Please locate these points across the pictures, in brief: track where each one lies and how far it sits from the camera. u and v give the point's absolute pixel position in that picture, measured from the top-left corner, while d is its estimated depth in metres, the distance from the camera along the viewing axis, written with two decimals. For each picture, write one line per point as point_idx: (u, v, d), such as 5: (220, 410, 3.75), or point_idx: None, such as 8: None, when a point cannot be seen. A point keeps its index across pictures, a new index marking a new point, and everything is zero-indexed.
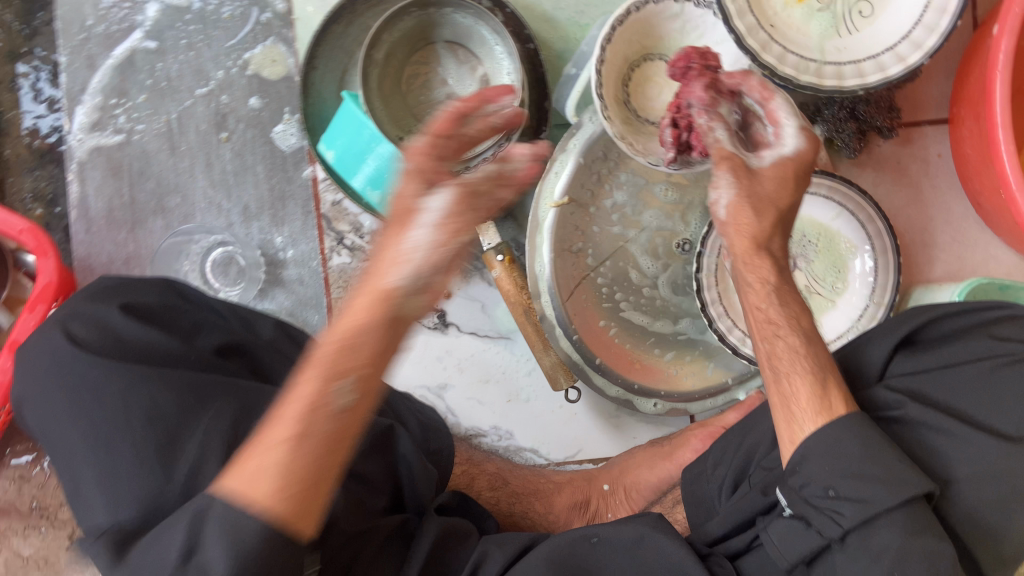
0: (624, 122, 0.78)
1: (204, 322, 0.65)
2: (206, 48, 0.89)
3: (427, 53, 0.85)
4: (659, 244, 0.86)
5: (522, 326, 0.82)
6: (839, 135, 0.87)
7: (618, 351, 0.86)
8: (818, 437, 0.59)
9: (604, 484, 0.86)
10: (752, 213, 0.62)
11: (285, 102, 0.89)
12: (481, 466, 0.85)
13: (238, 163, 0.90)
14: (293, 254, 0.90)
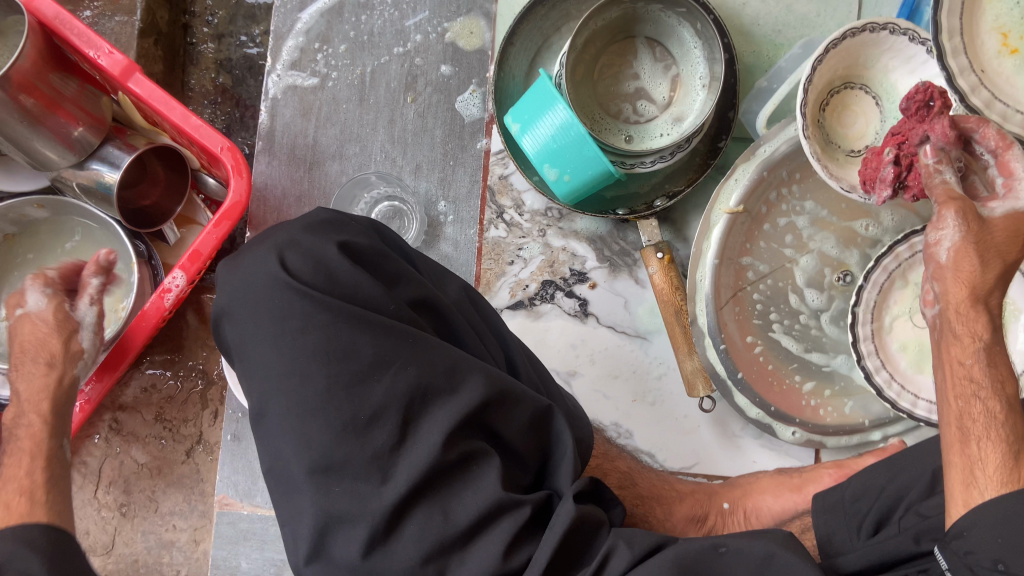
0: (818, 143, 0.78)
1: (405, 273, 0.65)
2: (411, 11, 0.93)
3: (624, 46, 0.87)
4: (822, 272, 0.86)
5: (670, 326, 0.84)
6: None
7: (760, 369, 0.86)
8: (997, 505, 0.54)
9: (724, 502, 0.84)
10: (971, 263, 0.61)
11: (474, 73, 0.92)
12: (613, 462, 0.80)
13: (419, 124, 0.93)
14: (452, 219, 0.93)
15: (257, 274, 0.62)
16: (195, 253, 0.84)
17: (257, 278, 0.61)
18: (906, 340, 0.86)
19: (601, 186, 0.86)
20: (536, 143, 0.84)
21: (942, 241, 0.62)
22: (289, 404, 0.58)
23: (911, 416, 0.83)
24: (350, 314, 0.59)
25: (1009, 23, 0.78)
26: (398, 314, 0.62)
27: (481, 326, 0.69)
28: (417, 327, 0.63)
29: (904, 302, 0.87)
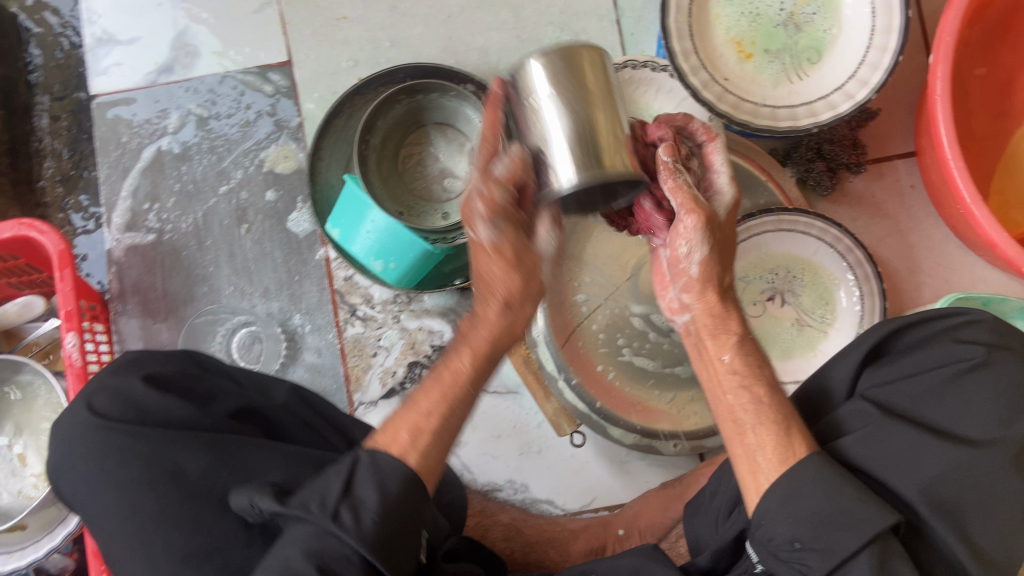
0: None
1: (220, 389, 0.69)
2: (226, 152, 1.00)
3: (419, 137, 0.95)
4: (650, 288, 0.90)
5: (523, 374, 0.90)
6: (810, 172, 0.92)
7: (618, 395, 0.89)
8: (778, 490, 0.55)
9: (619, 528, 0.87)
10: (492, 279, 0.62)
11: (298, 192, 0.99)
12: (495, 516, 0.88)
13: (258, 250, 0.99)
14: (310, 329, 0.98)
15: (74, 428, 0.65)
16: (67, 356, 0.86)
17: (75, 432, 0.65)
18: None
19: (429, 265, 0.90)
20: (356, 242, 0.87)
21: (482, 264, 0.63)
22: (128, 538, 0.61)
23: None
24: (164, 437, 0.63)
25: (739, 33, 0.87)
26: (217, 426, 0.66)
27: (314, 419, 0.74)
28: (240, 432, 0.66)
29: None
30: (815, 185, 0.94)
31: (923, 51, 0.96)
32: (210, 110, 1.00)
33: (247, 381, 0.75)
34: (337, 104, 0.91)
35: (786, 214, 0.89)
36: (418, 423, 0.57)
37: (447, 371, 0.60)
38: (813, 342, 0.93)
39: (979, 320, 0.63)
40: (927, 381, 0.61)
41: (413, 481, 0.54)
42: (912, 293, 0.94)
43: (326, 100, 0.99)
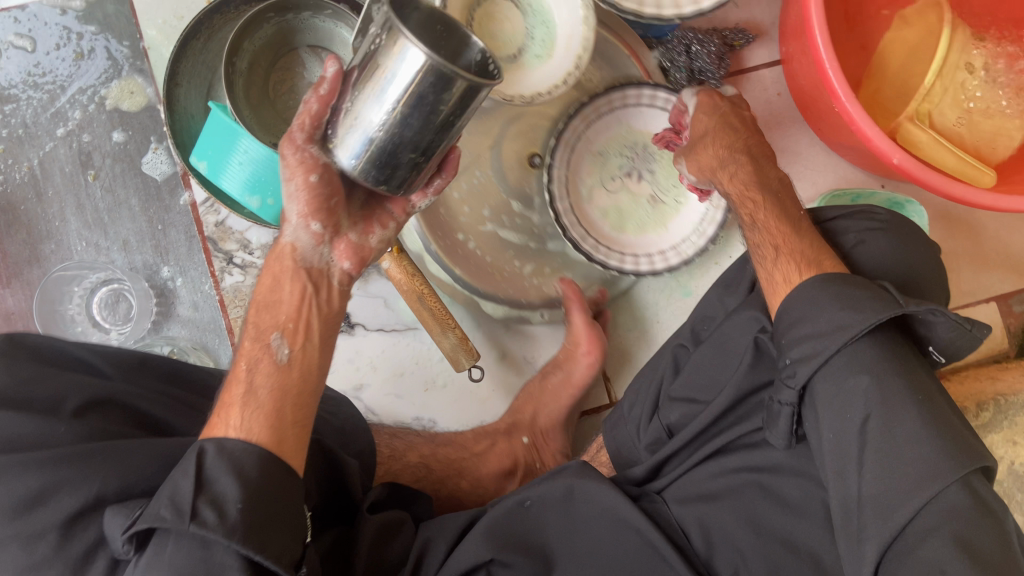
0: None
1: (64, 384, 0.58)
2: (60, 90, 0.87)
3: (292, 60, 0.87)
4: (512, 155, 0.91)
5: (417, 311, 0.84)
6: (674, 66, 0.91)
7: (481, 264, 0.90)
8: (801, 294, 0.62)
9: (525, 436, 0.90)
10: (272, 279, 0.61)
11: (150, 131, 0.89)
12: (405, 456, 0.86)
13: (110, 199, 0.88)
14: (181, 281, 0.89)
15: None
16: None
17: None
18: (605, 206, 0.91)
19: None
20: (227, 173, 0.79)
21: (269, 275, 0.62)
22: None
23: (619, 271, 0.86)
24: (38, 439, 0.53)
25: None
26: (74, 434, 0.55)
27: (172, 397, 0.67)
28: (110, 431, 0.57)
29: (592, 173, 0.91)
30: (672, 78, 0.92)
31: None
32: (34, 41, 0.87)
33: (110, 369, 0.64)
34: (195, 23, 0.81)
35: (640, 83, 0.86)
36: (226, 401, 0.56)
37: (238, 365, 0.58)
38: (665, 219, 0.92)
39: (869, 212, 0.73)
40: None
41: (268, 456, 0.53)
42: None
43: (174, 26, 0.88)
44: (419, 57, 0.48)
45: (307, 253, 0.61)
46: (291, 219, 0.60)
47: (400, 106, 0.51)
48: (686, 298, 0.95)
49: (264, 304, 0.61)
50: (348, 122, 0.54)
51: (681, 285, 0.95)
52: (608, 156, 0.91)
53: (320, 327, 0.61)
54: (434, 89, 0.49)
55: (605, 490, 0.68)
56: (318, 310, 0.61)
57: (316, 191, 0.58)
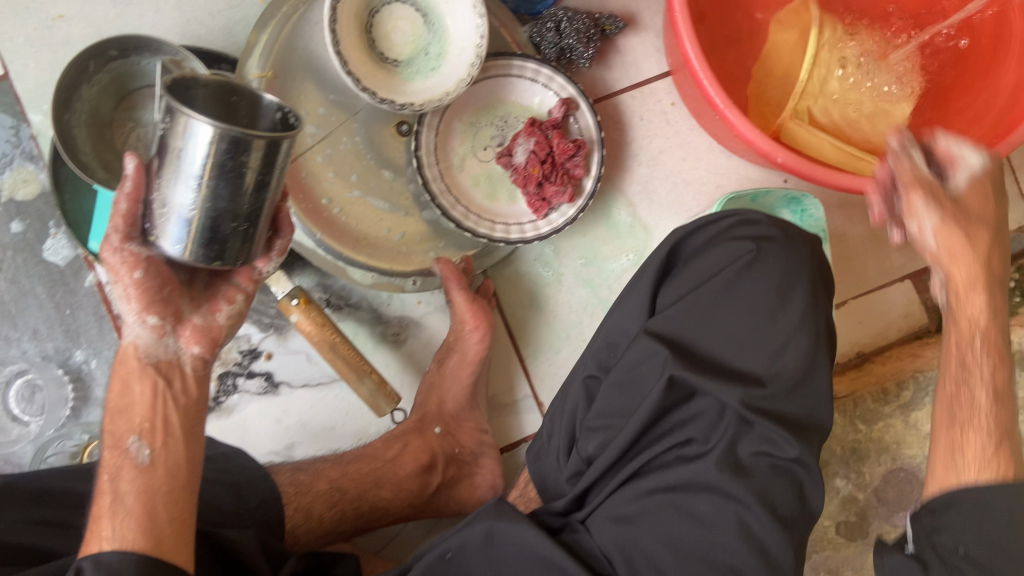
0: (363, 62, 0.85)
1: None
2: None
3: (132, 103, 0.84)
4: (376, 132, 0.90)
5: (331, 361, 0.83)
6: (543, 41, 0.96)
7: (345, 221, 0.89)
8: (964, 513, 0.60)
9: (435, 428, 0.91)
10: (121, 386, 0.70)
11: (47, 217, 0.88)
12: (313, 486, 0.84)
13: (15, 290, 0.88)
14: (96, 363, 0.88)
15: None
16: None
17: None
18: (477, 175, 0.95)
19: None
20: None
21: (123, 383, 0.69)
22: None
23: (492, 237, 0.92)
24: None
25: None
26: None
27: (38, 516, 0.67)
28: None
29: (463, 144, 0.95)
30: (542, 52, 0.97)
31: None
32: None
33: None
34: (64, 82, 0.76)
35: (502, 57, 0.92)
36: (97, 519, 0.64)
37: (104, 475, 0.67)
38: None
39: (750, 218, 0.72)
40: (716, 285, 0.69)
41: (147, 561, 0.61)
42: (692, 203, 1.01)
43: None
44: (197, 129, 0.60)
45: (149, 348, 0.71)
46: (131, 321, 0.69)
47: (202, 177, 0.62)
48: None
49: (118, 410, 0.70)
50: (161, 211, 0.65)
51: (601, 301, 0.98)
52: (479, 127, 0.96)
53: (179, 421, 0.70)
54: (228, 154, 0.60)
55: (523, 526, 0.67)
56: (171, 404, 0.70)
57: (143, 286, 0.68)
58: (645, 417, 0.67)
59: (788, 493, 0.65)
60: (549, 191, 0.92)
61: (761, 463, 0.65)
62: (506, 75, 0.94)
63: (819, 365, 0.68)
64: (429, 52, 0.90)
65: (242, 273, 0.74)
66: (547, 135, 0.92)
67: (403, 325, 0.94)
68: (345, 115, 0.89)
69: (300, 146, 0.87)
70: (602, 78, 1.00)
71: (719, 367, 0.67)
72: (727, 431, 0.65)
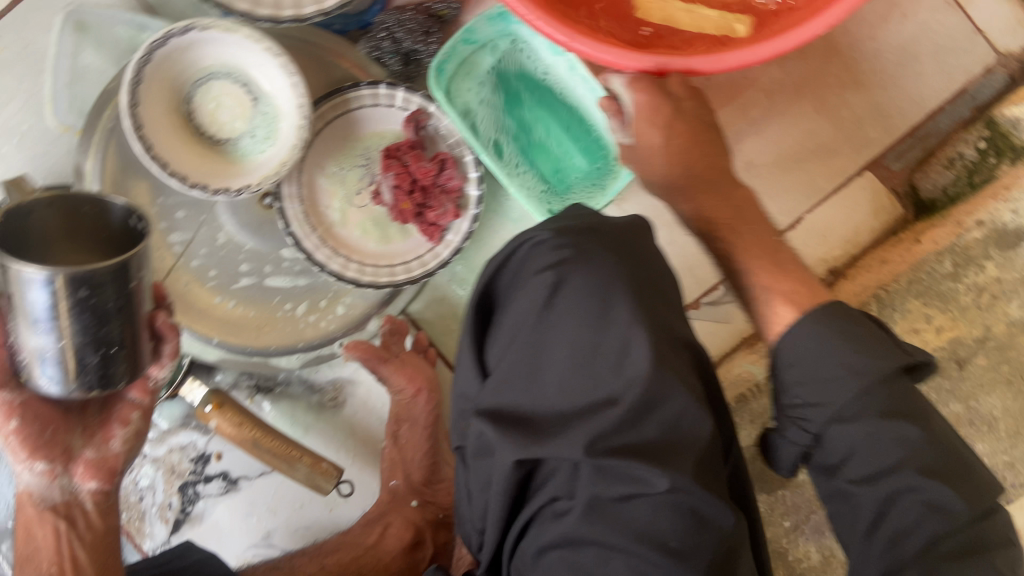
0: (196, 161, 0.82)
1: None
2: None
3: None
4: (244, 213, 0.87)
5: (260, 456, 0.83)
6: (383, 54, 0.88)
7: (246, 316, 0.88)
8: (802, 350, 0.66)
9: (412, 499, 0.92)
10: (27, 530, 0.70)
11: None
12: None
13: None
14: None
15: None
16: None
17: None
18: (363, 224, 0.89)
19: None
20: None
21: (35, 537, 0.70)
22: None
23: (394, 284, 0.87)
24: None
25: None
26: None
27: None
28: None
29: (335, 198, 0.89)
30: (387, 66, 0.90)
31: None
32: None
33: None
34: None
35: (338, 95, 0.86)
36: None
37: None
38: None
39: (541, 240, 0.64)
40: (526, 331, 0.61)
41: None
42: None
43: None
44: (36, 282, 0.56)
45: (43, 492, 0.69)
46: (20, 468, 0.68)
47: (55, 320, 0.58)
48: None
49: (26, 553, 0.71)
50: (29, 355, 0.62)
51: None
52: (345, 173, 0.90)
53: (90, 558, 0.71)
54: (72, 294, 0.57)
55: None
56: (81, 541, 0.71)
57: (24, 432, 0.66)
58: (500, 495, 0.60)
59: (682, 525, 0.56)
60: (431, 216, 0.86)
61: (635, 506, 0.56)
62: (349, 112, 0.88)
63: (665, 372, 0.59)
64: (258, 136, 0.85)
65: (135, 389, 0.70)
66: (406, 162, 0.86)
67: (337, 387, 0.93)
68: (203, 211, 0.85)
69: (169, 258, 0.85)
70: None
71: (558, 418, 0.59)
72: (588, 486, 0.57)
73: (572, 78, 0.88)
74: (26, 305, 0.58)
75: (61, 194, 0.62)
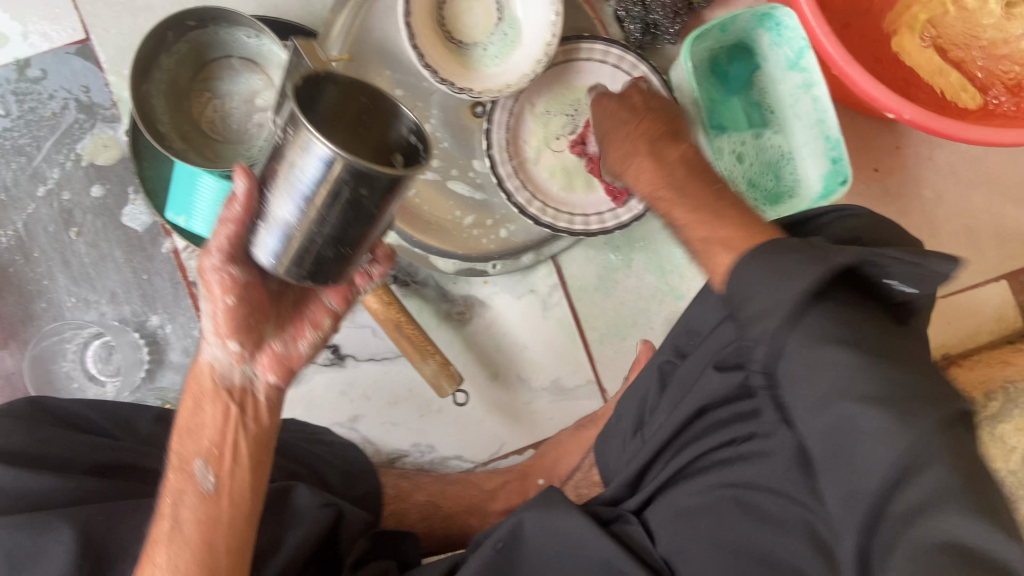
0: (438, 51, 0.84)
1: (75, 455, 0.64)
2: (37, 151, 0.89)
3: (209, 75, 0.85)
4: (454, 113, 0.89)
5: (396, 339, 0.85)
6: (629, 17, 0.90)
7: (421, 208, 0.90)
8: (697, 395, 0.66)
9: (531, 463, 0.90)
10: (192, 403, 0.63)
11: (127, 183, 0.90)
12: (402, 486, 0.86)
13: (95, 254, 0.90)
14: (171, 328, 0.90)
15: None
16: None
17: None
18: (552, 167, 0.93)
19: None
20: (206, 224, 0.83)
21: (193, 417, 0.62)
22: None
23: (569, 231, 0.89)
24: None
25: None
26: (80, 484, 0.62)
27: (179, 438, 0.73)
28: (118, 489, 0.65)
29: (535, 135, 0.92)
30: (625, 29, 0.91)
31: None
32: (7, 106, 0.89)
33: (115, 429, 0.71)
34: (149, 43, 0.77)
35: (575, 42, 0.88)
36: (154, 536, 0.58)
37: (165, 497, 0.60)
38: None
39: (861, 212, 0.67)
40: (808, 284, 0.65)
41: None
42: None
43: None
44: (319, 158, 0.46)
45: (225, 369, 0.62)
46: (207, 335, 0.61)
47: (315, 201, 0.49)
48: (680, 302, 0.96)
49: (187, 428, 0.62)
50: (265, 223, 0.53)
51: (671, 289, 0.96)
52: (551, 116, 0.93)
53: (249, 449, 0.63)
54: (348, 182, 0.48)
55: (572, 520, 0.63)
56: (244, 430, 0.62)
57: (234, 310, 0.59)
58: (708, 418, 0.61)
59: None
60: None
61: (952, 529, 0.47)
62: (573, 61, 0.91)
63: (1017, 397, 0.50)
64: (496, 51, 0.88)
65: (336, 293, 0.65)
66: None
67: (468, 304, 0.94)
68: (419, 100, 0.88)
69: None
70: None
71: None
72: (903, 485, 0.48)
73: (800, 96, 0.88)
74: (297, 178, 0.49)
75: (358, 78, 0.53)
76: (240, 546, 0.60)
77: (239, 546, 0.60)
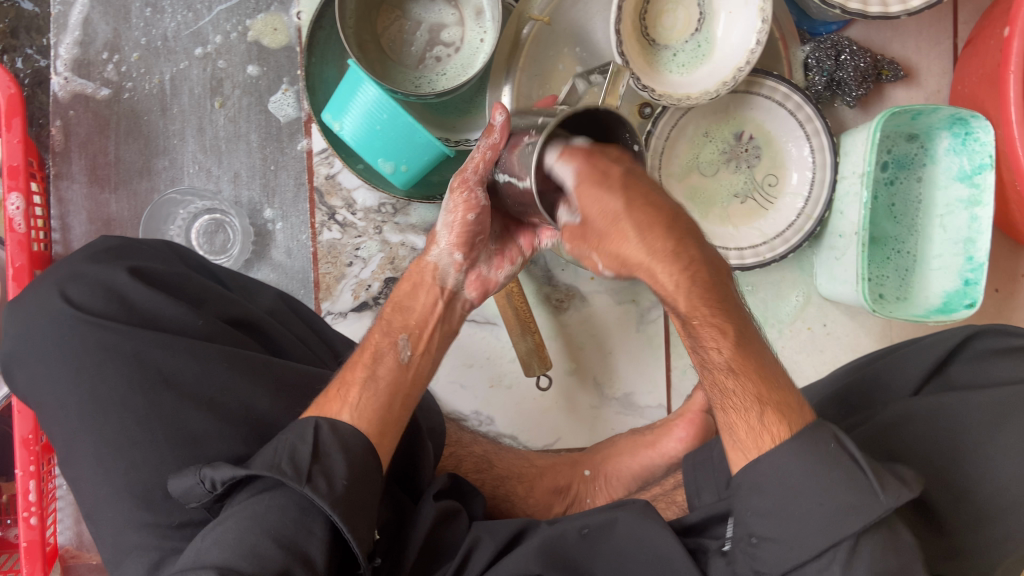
0: (633, 43, 0.84)
1: (209, 294, 0.65)
2: (206, 11, 0.88)
3: None
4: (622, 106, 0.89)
5: (502, 307, 0.83)
6: (818, 67, 0.90)
7: None
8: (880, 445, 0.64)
9: (586, 469, 0.87)
10: (410, 286, 0.67)
11: (284, 71, 0.88)
12: (467, 447, 0.85)
13: (232, 129, 0.88)
14: (281, 226, 0.89)
15: (43, 313, 0.60)
16: (9, 220, 0.76)
17: (45, 321, 0.60)
18: (694, 189, 0.92)
19: (436, 167, 0.84)
20: (356, 134, 0.80)
21: (410, 293, 0.67)
22: (80, 400, 0.58)
23: None
24: (108, 345, 0.59)
25: None
26: (206, 328, 0.62)
27: (302, 326, 0.73)
28: (234, 339, 0.63)
29: (687, 153, 0.92)
30: (808, 78, 0.92)
31: (950, 37, 0.96)
32: None
33: (232, 283, 0.71)
34: None
35: (759, 76, 0.88)
36: (347, 379, 0.60)
37: (365, 353, 0.63)
38: (753, 215, 0.93)
39: None
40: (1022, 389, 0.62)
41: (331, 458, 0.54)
42: None
43: None
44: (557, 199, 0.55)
45: (446, 267, 0.66)
46: (440, 240, 0.65)
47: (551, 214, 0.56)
48: (769, 356, 0.96)
49: (399, 306, 0.66)
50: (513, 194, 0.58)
51: (766, 341, 0.96)
52: (709, 140, 0.92)
53: (438, 336, 0.67)
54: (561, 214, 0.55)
55: (663, 532, 0.65)
56: (442, 325, 0.67)
57: (468, 226, 0.63)
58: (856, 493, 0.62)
59: None
60: None
61: None
62: (752, 94, 0.90)
63: None
64: (682, 62, 0.87)
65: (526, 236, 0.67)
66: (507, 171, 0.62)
67: (568, 294, 0.94)
68: None
69: (551, 95, 0.86)
70: (854, 123, 0.96)
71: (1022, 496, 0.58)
72: None
73: (956, 211, 0.89)
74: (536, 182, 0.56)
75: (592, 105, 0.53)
76: (402, 403, 0.61)
77: (401, 402, 0.61)
